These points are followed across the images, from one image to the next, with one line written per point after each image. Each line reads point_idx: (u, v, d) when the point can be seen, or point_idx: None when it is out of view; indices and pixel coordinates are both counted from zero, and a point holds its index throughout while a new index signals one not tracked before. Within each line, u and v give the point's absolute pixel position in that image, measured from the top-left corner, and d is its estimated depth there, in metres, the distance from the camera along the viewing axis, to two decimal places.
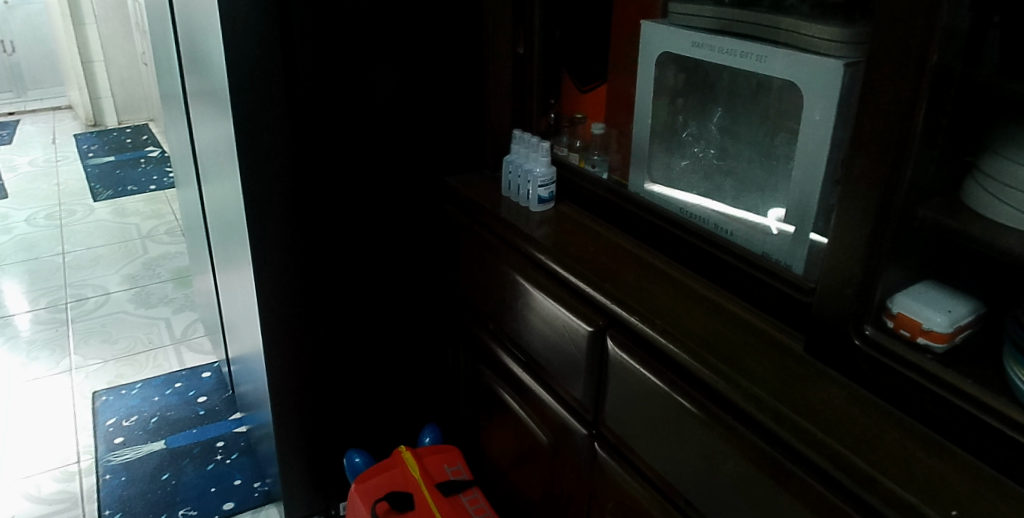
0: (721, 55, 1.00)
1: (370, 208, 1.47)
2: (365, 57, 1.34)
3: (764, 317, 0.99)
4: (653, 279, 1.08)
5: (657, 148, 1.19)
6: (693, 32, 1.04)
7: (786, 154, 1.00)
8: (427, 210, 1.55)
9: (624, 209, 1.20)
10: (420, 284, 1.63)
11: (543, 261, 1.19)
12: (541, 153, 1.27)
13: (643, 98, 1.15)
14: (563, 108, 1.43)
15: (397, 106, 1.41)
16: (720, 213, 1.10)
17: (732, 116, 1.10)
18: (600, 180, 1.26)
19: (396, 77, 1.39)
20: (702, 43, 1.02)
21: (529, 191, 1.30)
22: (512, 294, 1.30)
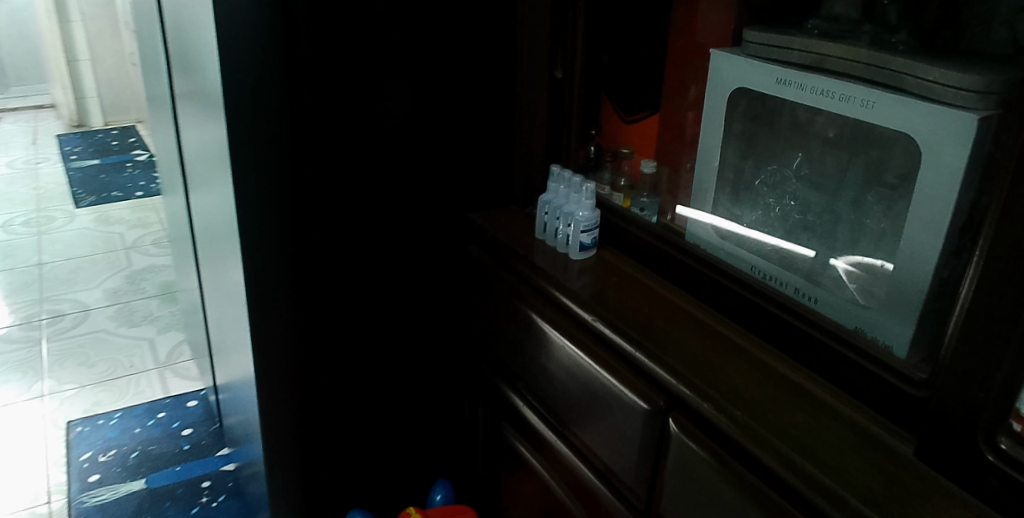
0: (813, 96, 0.86)
1: (380, 243, 1.32)
2: (379, 76, 1.19)
3: (863, 408, 0.83)
4: (722, 352, 0.93)
5: (722, 196, 1.06)
6: (778, 66, 0.89)
7: (894, 216, 0.85)
8: (445, 247, 1.39)
9: (681, 261, 1.05)
10: (435, 326, 1.47)
11: (590, 322, 1.03)
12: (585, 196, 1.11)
13: (712, 136, 1.02)
14: (604, 140, 1.27)
15: (412, 130, 1.26)
16: (800, 275, 0.95)
17: (815, 166, 0.95)
18: (650, 224, 1.12)
19: (413, 99, 1.23)
20: (790, 80, 0.88)
21: (569, 237, 1.14)
22: (547, 355, 1.13)
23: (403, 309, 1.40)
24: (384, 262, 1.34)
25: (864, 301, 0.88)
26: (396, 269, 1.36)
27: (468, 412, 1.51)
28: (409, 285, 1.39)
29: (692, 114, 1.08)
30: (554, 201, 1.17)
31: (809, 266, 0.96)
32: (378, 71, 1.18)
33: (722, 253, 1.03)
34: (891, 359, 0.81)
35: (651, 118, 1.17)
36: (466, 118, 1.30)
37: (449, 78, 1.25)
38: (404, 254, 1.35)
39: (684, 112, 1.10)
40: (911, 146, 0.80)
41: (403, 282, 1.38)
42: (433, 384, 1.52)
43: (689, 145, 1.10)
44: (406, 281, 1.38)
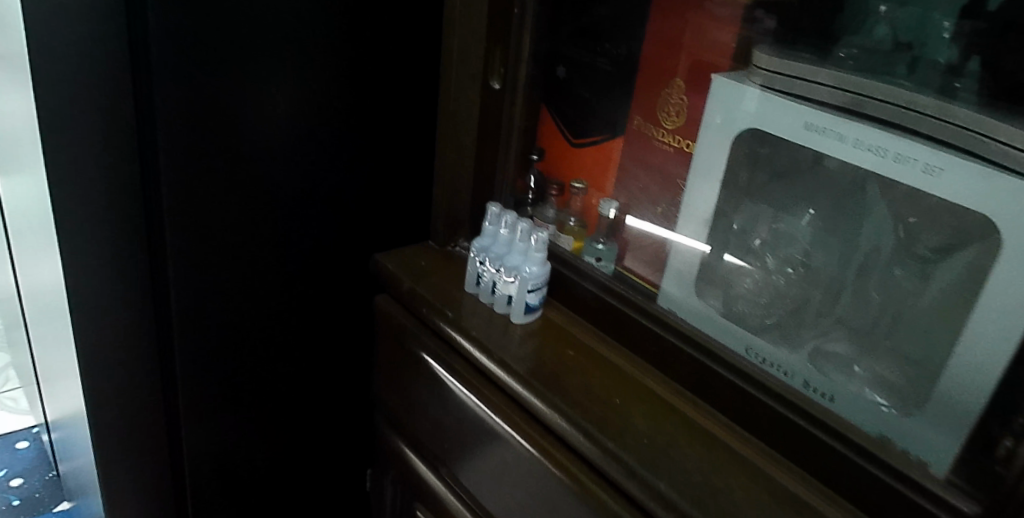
0: (857, 152, 0.68)
1: (266, 285, 1.04)
2: (268, 78, 0.91)
3: None
4: (722, 469, 0.73)
5: (712, 253, 0.86)
6: (810, 106, 0.70)
7: (934, 300, 0.70)
8: (346, 286, 1.13)
9: (654, 335, 0.84)
10: (321, 382, 1.18)
11: (543, 415, 0.80)
12: (535, 245, 0.88)
13: (708, 182, 0.81)
14: (544, 168, 1.02)
15: (314, 146, 0.99)
16: (808, 361, 0.78)
17: (828, 229, 0.80)
18: (604, 278, 0.90)
19: (307, 107, 0.96)
20: (825, 128, 0.69)
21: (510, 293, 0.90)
22: (487, 449, 0.88)
23: (295, 364, 1.13)
24: (271, 307, 1.06)
25: (886, 403, 0.73)
26: (281, 312, 1.08)
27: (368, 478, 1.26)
28: (297, 334, 1.11)
29: (676, 149, 0.88)
30: (492, 249, 0.92)
31: (815, 346, 0.80)
32: (267, 71, 0.91)
33: (704, 323, 0.83)
34: (937, 486, 0.64)
35: (614, 147, 0.95)
36: (385, 131, 1.04)
37: (360, 80, 0.99)
38: (297, 294, 1.08)
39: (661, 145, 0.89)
40: (978, 224, 0.64)
41: (288, 330, 1.10)
42: (324, 448, 1.25)
43: (668, 188, 0.89)
44: (297, 327, 1.10)
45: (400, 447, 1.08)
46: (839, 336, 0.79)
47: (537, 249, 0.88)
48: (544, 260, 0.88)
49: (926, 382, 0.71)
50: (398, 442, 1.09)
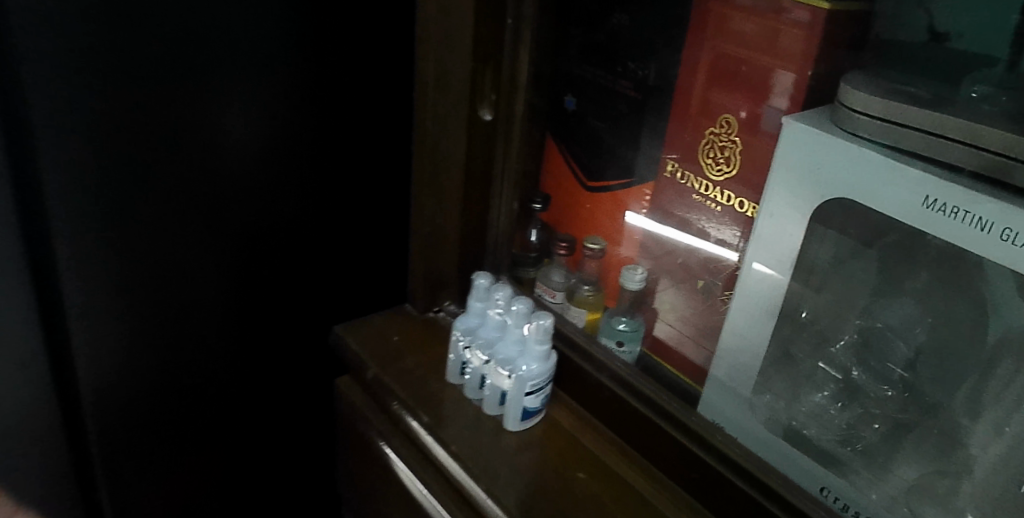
0: (1014, 249, 0.43)
1: (207, 375, 0.82)
2: (209, 111, 0.69)
3: None
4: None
5: (776, 368, 0.62)
6: (936, 172, 0.46)
7: None
8: (303, 363, 0.91)
9: (691, 458, 0.62)
10: (286, 474, 0.98)
11: None
12: (534, 337, 0.66)
13: (772, 265, 0.55)
14: (548, 219, 0.81)
15: (259, 195, 0.77)
16: (904, 510, 0.55)
17: (944, 342, 0.56)
18: (624, 371, 0.69)
19: (249, 153, 0.74)
20: (957, 207, 0.45)
21: (502, 391, 0.69)
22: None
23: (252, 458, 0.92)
24: (218, 401, 0.83)
25: None
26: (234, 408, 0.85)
27: None
28: (256, 425, 0.90)
29: (730, 211, 0.65)
30: (480, 333, 0.72)
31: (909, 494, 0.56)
32: (210, 100, 0.68)
33: (768, 451, 0.60)
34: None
35: (636, 205, 0.74)
36: (347, 173, 0.84)
37: (312, 113, 0.77)
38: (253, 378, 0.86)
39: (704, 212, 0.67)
40: None
41: (241, 423, 0.88)
42: None
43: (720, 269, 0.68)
44: (256, 418, 0.89)
45: None
46: (962, 482, 0.55)
47: (536, 342, 0.66)
48: (547, 355, 0.67)
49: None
50: None
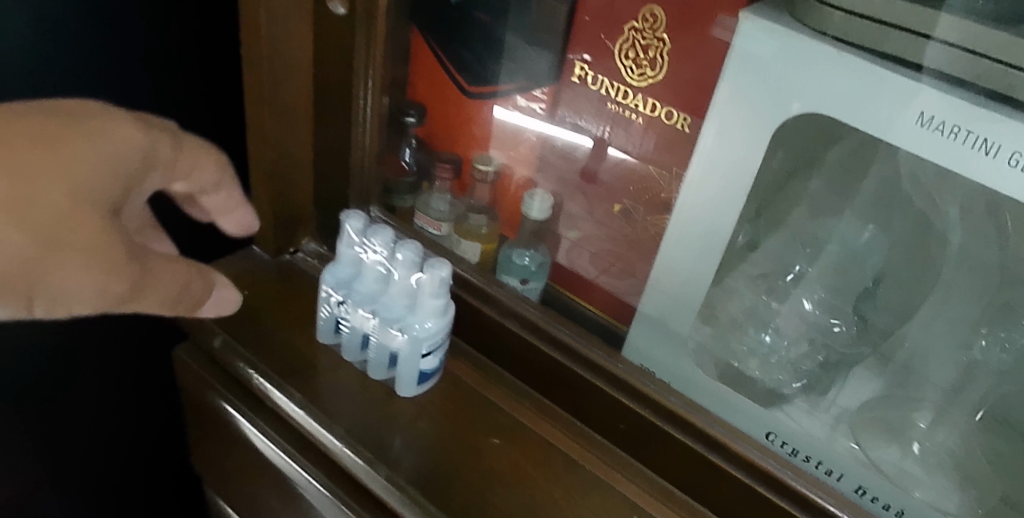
0: (1023, 176, 0.37)
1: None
2: None
3: None
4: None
5: (722, 301, 0.55)
6: (932, 81, 0.38)
7: None
8: (137, 338, 0.72)
9: (620, 409, 0.55)
10: (134, 469, 0.80)
11: None
12: (428, 290, 0.54)
13: (723, 192, 0.47)
14: (424, 135, 0.66)
15: None
16: (850, 442, 0.50)
17: (903, 271, 0.51)
18: (531, 314, 0.58)
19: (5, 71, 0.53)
20: (957, 125, 0.38)
21: (391, 353, 0.57)
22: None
23: (79, 459, 0.73)
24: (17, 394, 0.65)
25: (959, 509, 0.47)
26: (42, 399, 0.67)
27: None
28: (77, 419, 0.71)
29: (651, 119, 0.55)
30: (357, 285, 0.58)
31: (853, 418, 0.52)
32: None
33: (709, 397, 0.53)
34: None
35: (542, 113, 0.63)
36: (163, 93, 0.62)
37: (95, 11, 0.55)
38: (71, 363, 0.67)
39: (626, 118, 0.57)
40: None
41: (61, 419, 0.69)
42: None
43: (643, 192, 0.59)
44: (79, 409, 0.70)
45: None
46: (908, 408, 0.52)
47: (431, 295, 0.54)
48: (446, 308, 0.55)
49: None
50: None
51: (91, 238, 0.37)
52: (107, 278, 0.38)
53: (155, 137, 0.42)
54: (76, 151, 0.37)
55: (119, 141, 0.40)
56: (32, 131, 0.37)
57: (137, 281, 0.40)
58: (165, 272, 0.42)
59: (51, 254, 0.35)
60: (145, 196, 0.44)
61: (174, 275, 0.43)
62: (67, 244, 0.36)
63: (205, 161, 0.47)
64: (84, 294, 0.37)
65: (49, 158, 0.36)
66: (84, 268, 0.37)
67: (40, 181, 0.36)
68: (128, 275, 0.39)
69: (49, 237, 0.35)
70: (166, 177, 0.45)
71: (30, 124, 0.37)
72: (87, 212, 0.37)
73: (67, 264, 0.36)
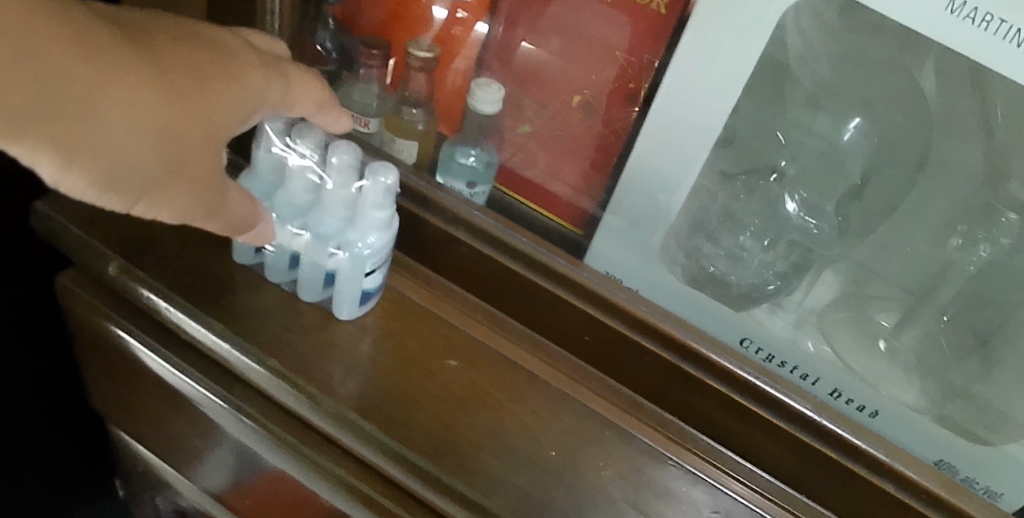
0: None
1: None
2: None
3: None
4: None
5: (695, 202, 0.50)
6: None
7: None
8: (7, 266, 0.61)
9: (588, 321, 0.49)
10: (26, 413, 0.70)
11: (419, 494, 0.45)
12: (369, 201, 0.46)
13: (713, 83, 0.42)
14: (348, 17, 0.55)
15: None
16: (822, 344, 0.49)
17: (881, 158, 0.49)
18: (490, 224, 0.51)
19: None
20: (991, 14, 0.35)
21: (327, 274, 0.50)
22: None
23: None
24: None
25: (923, 406, 0.48)
26: None
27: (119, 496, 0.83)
28: None
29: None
30: (281, 196, 0.50)
31: (821, 314, 0.51)
32: None
33: (680, 302, 0.50)
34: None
35: None
36: None
37: None
38: None
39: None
40: None
41: None
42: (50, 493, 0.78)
43: (604, 82, 0.50)
44: None
45: (174, 482, 0.68)
46: (878, 308, 0.52)
47: (373, 208, 0.46)
48: (392, 222, 0.47)
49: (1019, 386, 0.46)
50: (173, 480, 0.68)
51: (199, 165, 0.38)
52: (199, 198, 0.39)
53: (277, 81, 0.40)
54: (221, 88, 0.37)
55: (254, 86, 0.39)
56: (182, 52, 0.36)
57: (213, 202, 0.40)
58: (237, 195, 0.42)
59: (168, 174, 0.36)
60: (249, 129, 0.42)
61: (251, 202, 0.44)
62: (182, 168, 0.37)
63: (316, 97, 0.43)
64: (179, 207, 0.39)
65: (197, 89, 0.36)
66: (186, 191, 0.38)
67: (182, 115, 0.35)
68: (209, 199, 0.40)
69: (174, 158, 0.36)
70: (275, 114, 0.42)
71: (180, 45, 0.36)
72: (207, 147, 0.37)
73: (172, 185, 0.37)
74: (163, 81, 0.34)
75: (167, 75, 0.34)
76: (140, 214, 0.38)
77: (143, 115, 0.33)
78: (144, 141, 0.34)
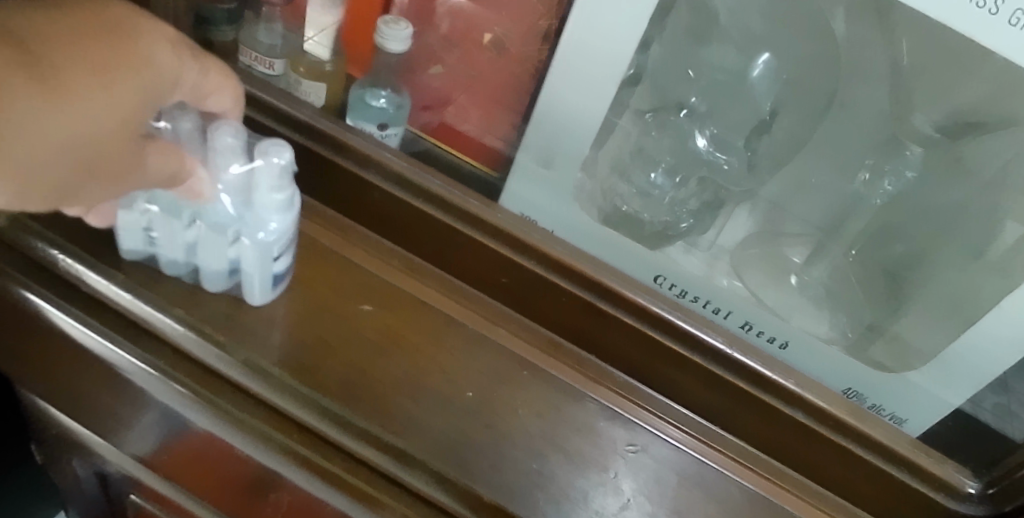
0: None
1: None
2: None
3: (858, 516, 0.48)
4: (665, 493, 0.45)
5: (611, 141, 0.50)
6: None
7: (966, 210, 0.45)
8: None
9: (505, 264, 0.49)
10: None
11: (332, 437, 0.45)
12: (264, 184, 0.41)
13: (617, 15, 0.41)
14: None
15: None
16: (734, 280, 0.50)
17: (791, 95, 0.49)
18: (397, 163, 0.49)
19: None
20: None
21: (235, 260, 0.46)
22: (296, 495, 0.53)
23: None
24: None
25: (832, 336, 0.49)
26: None
27: (42, 468, 0.81)
28: None
29: None
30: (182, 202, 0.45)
31: (732, 250, 0.52)
32: None
33: (594, 240, 0.50)
34: (925, 488, 0.45)
35: None
36: None
37: None
38: None
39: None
40: None
41: None
42: None
43: (511, 19, 0.48)
44: None
45: (95, 448, 0.66)
46: (789, 244, 0.52)
47: (269, 190, 0.41)
48: (296, 202, 0.43)
49: (921, 312, 0.48)
50: (94, 445, 0.66)
51: (126, 158, 0.39)
52: (132, 184, 0.41)
53: (187, 66, 0.40)
54: (124, 86, 0.37)
55: (162, 73, 0.39)
56: (79, 56, 0.36)
57: (149, 184, 0.42)
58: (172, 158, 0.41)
59: (94, 174, 0.38)
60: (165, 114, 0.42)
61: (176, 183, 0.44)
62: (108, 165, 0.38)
63: (228, 88, 0.42)
64: (104, 195, 0.41)
65: (101, 96, 0.36)
66: (105, 186, 0.40)
67: (90, 126, 0.36)
68: (147, 183, 0.42)
69: (84, 162, 0.37)
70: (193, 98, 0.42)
71: (79, 47, 0.36)
72: (128, 140, 0.38)
73: (100, 183, 0.39)
74: (65, 95, 0.35)
75: (61, 88, 0.35)
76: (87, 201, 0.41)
77: (51, 133, 0.35)
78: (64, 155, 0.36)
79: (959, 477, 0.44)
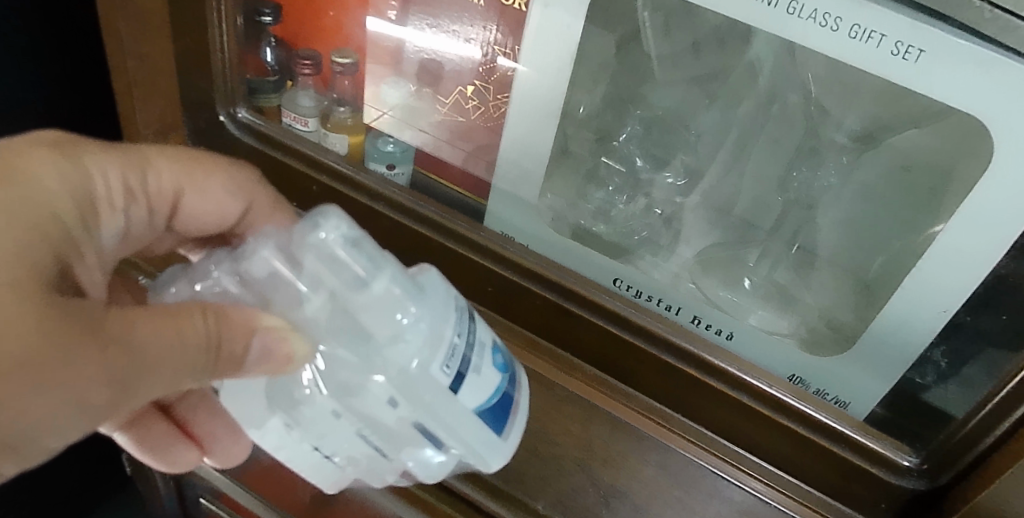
0: (793, 21, 0.42)
1: None
2: None
3: (800, 489, 0.53)
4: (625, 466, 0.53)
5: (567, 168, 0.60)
6: None
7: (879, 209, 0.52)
8: None
9: (486, 274, 0.58)
10: None
11: None
12: (349, 289, 0.42)
13: (558, 63, 0.50)
14: (280, 36, 0.65)
15: None
16: (689, 284, 0.57)
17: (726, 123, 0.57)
18: (398, 195, 0.60)
19: None
20: None
21: (433, 425, 0.42)
22: None
23: None
24: None
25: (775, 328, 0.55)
26: None
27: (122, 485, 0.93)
28: None
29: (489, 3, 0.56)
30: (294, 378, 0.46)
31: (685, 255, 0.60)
32: None
33: (558, 251, 0.58)
34: (869, 464, 0.49)
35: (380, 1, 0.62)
36: None
37: None
38: None
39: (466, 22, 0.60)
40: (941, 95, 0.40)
41: None
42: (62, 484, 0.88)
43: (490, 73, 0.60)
44: None
45: None
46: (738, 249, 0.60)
47: (360, 293, 0.42)
48: (402, 292, 0.41)
49: (853, 302, 0.53)
50: None
51: (105, 336, 0.37)
52: (151, 369, 0.39)
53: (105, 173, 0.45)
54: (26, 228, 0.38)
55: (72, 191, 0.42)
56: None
57: (172, 358, 0.40)
58: (236, 326, 0.41)
59: (93, 370, 0.36)
60: (119, 224, 0.47)
61: (187, 355, 0.40)
62: (96, 353, 0.36)
63: (169, 177, 0.49)
64: (100, 394, 0.37)
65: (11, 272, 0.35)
66: (93, 379, 0.37)
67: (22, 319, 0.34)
68: (168, 358, 0.39)
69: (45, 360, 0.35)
70: (140, 200, 0.48)
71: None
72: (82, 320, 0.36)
73: (92, 384, 0.37)
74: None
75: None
76: (132, 408, 0.41)
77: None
78: (37, 353, 0.35)
79: (896, 452, 0.48)
